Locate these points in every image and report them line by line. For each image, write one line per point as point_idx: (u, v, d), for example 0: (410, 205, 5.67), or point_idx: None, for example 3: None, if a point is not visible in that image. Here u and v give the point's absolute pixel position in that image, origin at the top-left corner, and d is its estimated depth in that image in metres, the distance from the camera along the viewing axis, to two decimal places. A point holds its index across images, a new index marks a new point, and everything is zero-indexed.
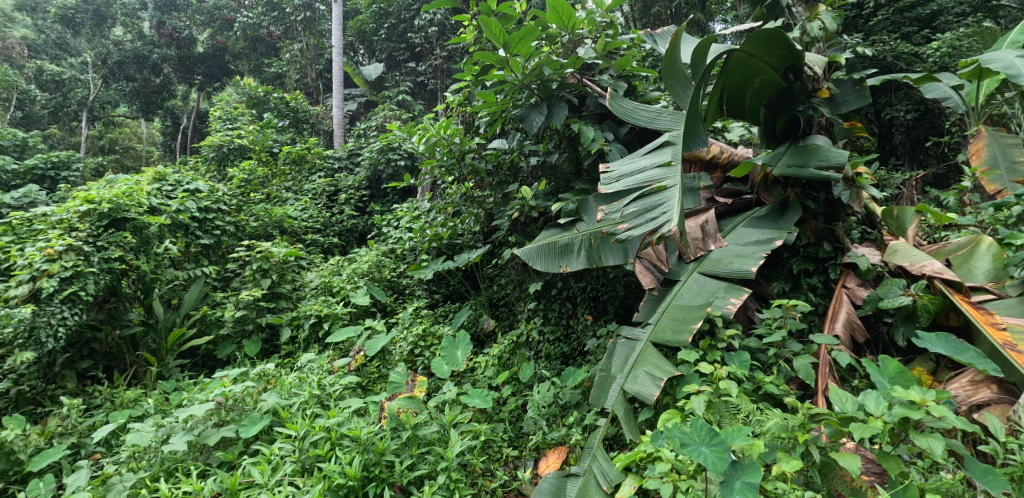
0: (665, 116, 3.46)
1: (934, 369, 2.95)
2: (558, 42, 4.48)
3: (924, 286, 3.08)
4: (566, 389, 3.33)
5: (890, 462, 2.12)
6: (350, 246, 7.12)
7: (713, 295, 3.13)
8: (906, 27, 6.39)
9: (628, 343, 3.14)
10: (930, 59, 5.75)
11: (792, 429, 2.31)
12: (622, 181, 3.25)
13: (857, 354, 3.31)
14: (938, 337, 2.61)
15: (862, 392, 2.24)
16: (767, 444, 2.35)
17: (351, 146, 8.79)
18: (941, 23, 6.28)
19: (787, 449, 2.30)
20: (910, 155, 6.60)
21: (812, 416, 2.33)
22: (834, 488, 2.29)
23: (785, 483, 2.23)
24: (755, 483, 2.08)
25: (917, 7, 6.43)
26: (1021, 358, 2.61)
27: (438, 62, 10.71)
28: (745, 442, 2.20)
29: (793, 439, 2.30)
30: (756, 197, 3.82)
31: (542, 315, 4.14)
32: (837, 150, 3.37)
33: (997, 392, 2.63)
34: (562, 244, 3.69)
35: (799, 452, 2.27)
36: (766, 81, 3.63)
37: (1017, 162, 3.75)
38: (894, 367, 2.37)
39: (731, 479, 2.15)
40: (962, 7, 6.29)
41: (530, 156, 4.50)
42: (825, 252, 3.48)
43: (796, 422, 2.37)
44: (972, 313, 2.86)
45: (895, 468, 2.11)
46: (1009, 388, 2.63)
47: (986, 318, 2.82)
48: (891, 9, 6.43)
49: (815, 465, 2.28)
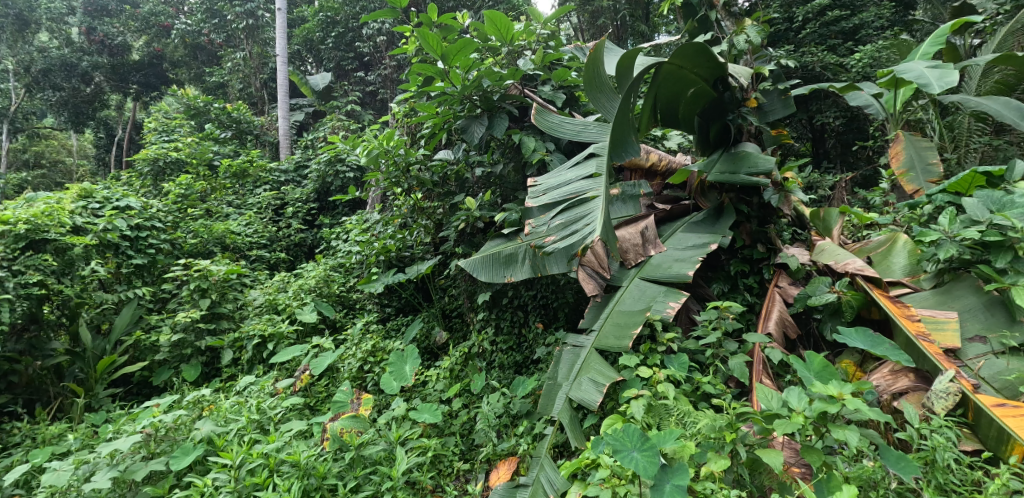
0: (591, 127, 3.56)
1: (860, 361, 3.15)
2: (500, 54, 4.66)
3: (847, 283, 3.33)
4: (517, 398, 3.36)
5: (812, 455, 2.25)
6: (298, 262, 6.87)
7: (653, 300, 3.24)
8: (832, 40, 7.02)
9: (573, 351, 3.21)
10: (854, 69, 6.21)
11: (721, 429, 2.41)
12: (548, 195, 3.37)
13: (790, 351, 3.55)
14: (857, 332, 2.79)
15: (786, 389, 2.37)
16: (701, 444, 2.45)
17: (298, 158, 8.57)
18: (862, 36, 6.92)
19: (717, 448, 2.40)
20: (841, 159, 7.05)
21: (739, 415, 2.47)
22: (765, 484, 2.39)
23: (715, 482, 2.32)
24: (683, 486, 2.18)
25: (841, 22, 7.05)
26: (932, 348, 2.84)
27: (388, 73, 10.62)
28: (677, 445, 2.33)
29: (722, 438, 2.41)
30: (694, 203, 3.99)
31: (495, 325, 4.20)
32: (765, 157, 3.58)
33: (915, 380, 2.83)
34: (506, 254, 3.77)
35: (728, 451, 2.37)
36: (698, 92, 3.84)
37: (930, 163, 4.37)
38: (819, 362, 2.54)
39: (662, 482, 2.25)
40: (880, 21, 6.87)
41: (476, 167, 4.64)
42: (760, 254, 3.70)
43: (725, 422, 2.47)
44: (889, 307, 3.09)
45: (817, 460, 2.24)
46: (925, 377, 2.83)
47: (902, 311, 3.05)
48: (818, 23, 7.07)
49: (744, 462, 2.38)
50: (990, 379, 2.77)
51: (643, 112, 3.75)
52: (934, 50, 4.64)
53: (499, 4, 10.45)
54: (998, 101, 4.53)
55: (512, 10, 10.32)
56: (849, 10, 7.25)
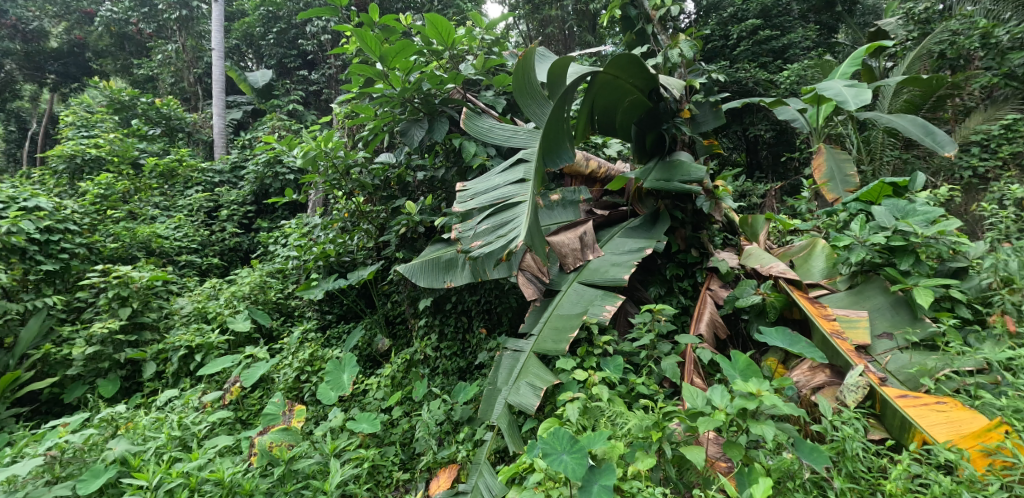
0: (520, 134, 3.77)
1: (784, 359, 3.35)
2: (443, 58, 4.69)
3: (771, 285, 3.52)
4: (458, 404, 3.33)
5: (734, 450, 2.39)
6: (233, 268, 6.52)
7: (590, 303, 3.40)
8: (763, 58, 7.80)
9: (513, 355, 3.31)
10: (783, 85, 6.63)
11: (648, 428, 2.51)
12: (476, 199, 3.51)
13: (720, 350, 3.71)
14: (777, 331, 3.03)
15: (710, 388, 2.49)
16: (630, 444, 2.54)
17: (235, 158, 8.17)
18: (791, 55, 7.75)
19: (644, 447, 2.50)
20: (772, 169, 7.39)
21: (665, 415, 2.57)
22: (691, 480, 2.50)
23: (641, 481, 2.41)
24: (610, 486, 2.30)
25: (772, 41, 7.83)
26: (845, 345, 3.06)
27: (332, 73, 10.30)
28: (605, 446, 2.42)
29: (649, 437, 2.51)
30: (632, 209, 4.17)
31: (439, 331, 4.24)
32: (697, 166, 3.73)
33: (830, 375, 3.04)
34: (446, 260, 3.86)
35: (654, 449, 2.47)
36: (634, 102, 3.96)
37: (848, 175, 4.73)
38: (743, 361, 2.73)
39: (590, 484, 2.35)
40: (806, 43, 7.78)
41: (418, 171, 4.82)
42: (693, 258, 3.90)
43: (652, 421, 2.57)
44: (808, 307, 3.31)
45: (738, 455, 2.39)
46: (839, 372, 3.04)
47: (819, 311, 3.27)
48: (751, 42, 7.80)
49: (670, 460, 2.49)
50: (896, 372, 3.01)
51: (579, 118, 3.87)
52: (852, 71, 5.06)
53: (448, 7, 10.37)
54: (907, 119, 4.93)
55: (461, 15, 10.33)
56: (779, 31, 8.07)
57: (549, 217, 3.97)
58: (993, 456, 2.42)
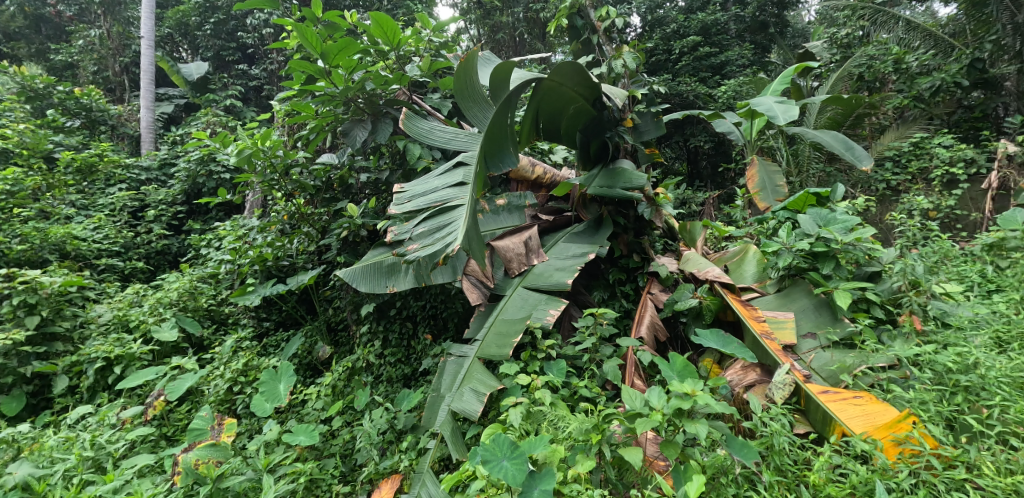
0: (461, 136, 3.87)
1: (719, 359, 3.50)
2: (388, 58, 4.65)
3: (707, 289, 3.61)
4: (401, 413, 3.28)
5: (670, 450, 2.49)
6: (160, 272, 6.14)
7: (534, 308, 3.47)
8: (703, 73, 8.20)
9: (457, 361, 3.31)
10: (721, 99, 6.97)
11: (588, 431, 2.56)
12: (413, 202, 3.59)
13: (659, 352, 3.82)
14: (711, 333, 3.14)
15: (647, 389, 2.56)
16: (571, 448, 2.58)
17: (163, 155, 7.71)
18: (726, 72, 8.11)
19: (585, 450, 2.54)
20: (712, 180, 7.65)
21: (605, 417, 2.64)
22: (630, 481, 2.56)
23: (581, 484, 2.45)
24: (549, 490, 2.33)
25: (711, 58, 8.28)
26: (773, 345, 3.23)
27: (274, 69, 9.93)
28: (546, 450, 2.49)
29: (589, 440, 2.56)
30: (576, 214, 4.23)
31: (383, 337, 4.16)
32: (638, 174, 3.85)
33: (761, 374, 3.19)
34: (388, 264, 3.81)
35: (594, 451, 2.52)
36: (578, 110, 4.04)
37: (778, 185, 4.99)
38: (680, 362, 2.83)
39: (530, 489, 2.38)
40: (740, 63, 8.13)
41: (361, 172, 4.70)
42: (635, 262, 4.04)
43: (592, 424, 2.61)
44: (740, 309, 3.45)
45: (673, 453, 2.49)
46: (768, 370, 3.21)
47: (751, 313, 3.42)
48: (691, 57, 8.21)
49: (611, 462, 2.54)
50: (818, 369, 3.17)
51: (523, 123, 3.92)
52: (782, 88, 5.39)
53: (397, 7, 10.22)
54: (829, 134, 5.30)
55: (410, 15, 10.23)
56: (716, 49, 8.48)
57: (494, 221, 3.98)
58: (904, 445, 2.60)
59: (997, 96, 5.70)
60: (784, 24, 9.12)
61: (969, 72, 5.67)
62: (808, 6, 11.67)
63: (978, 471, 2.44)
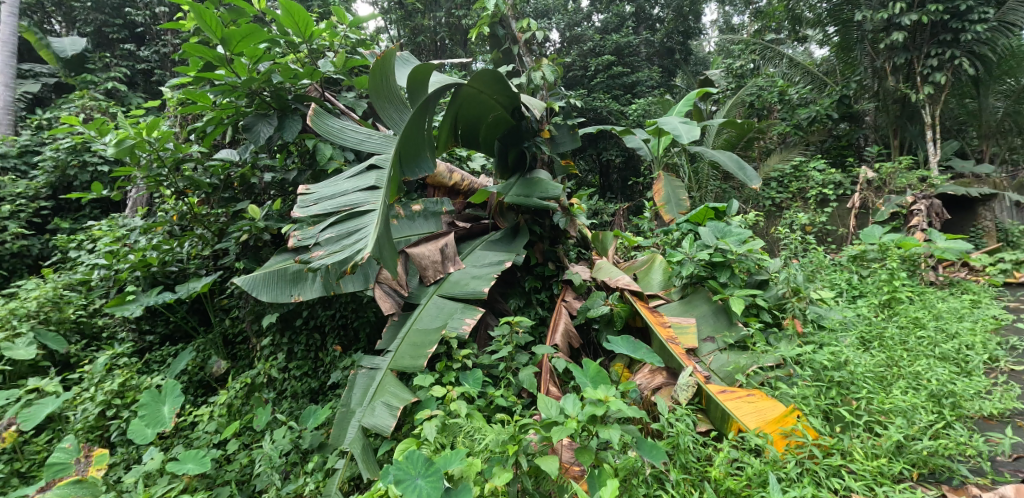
0: (375, 138, 3.76)
1: (629, 364, 3.65)
2: (299, 50, 4.43)
3: (617, 297, 3.81)
4: (307, 432, 3.10)
5: (585, 455, 2.49)
6: (18, 276, 5.33)
7: (450, 317, 3.40)
8: (616, 90, 8.94)
9: (368, 374, 3.19)
10: (631, 116, 7.36)
11: (505, 442, 2.53)
12: (320, 204, 3.50)
13: (572, 358, 3.90)
14: (622, 339, 3.29)
15: (563, 398, 2.57)
16: (487, 460, 2.55)
17: (24, 140, 6.69)
18: (638, 91, 8.98)
19: (502, 462, 2.51)
20: (621, 191, 8.18)
21: (522, 427, 2.62)
22: (545, 490, 2.57)
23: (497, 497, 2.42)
24: None
25: (624, 77, 9.01)
26: (678, 349, 3.37)
27: (166, 52, 9.03)
28: (462, 465, 2.43)
29: (506, 451, 2.53)
30: (493, 222, 4.23)
31: (287, 350, 3.89)
32: (554, 184, 3.91)
33: (667, 377, 3.34)
34: (292, 272, 3.61)
35: (511, 463, 2.48)
36: (497, 118, 4.08)
37: (682, 199, 5.32)
38: (593, 368, 2.92)
39: None
40: (651, 82, 9.08)
41: (265, 171, 4.38)
42: (550, 271, 4.13)
43: (509, 435, 2.59)
44: (648, 316, 3.60)
45: (589, 459, 2.48)
46: (673, 372, 3.35)
47: (657, 319, 3.58)
48: (606, 75, 8.89)
49: (527, 471, 2.53)
50: (717, 370, 3.40)
51: (442, 128, 3.89)
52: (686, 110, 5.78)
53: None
54: (725, 154, 5.76)
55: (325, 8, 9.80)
56: (628, 68, 9.26)
57: (410, 227, 3.79)
58: (790, 437, 2.84)
59: (859, 127, 6.64)
60: (687, 52, 10.28)
61: (837, 106, 6.56)
62: (709, 36, 12.68)
63: (850, 457, 2.72)
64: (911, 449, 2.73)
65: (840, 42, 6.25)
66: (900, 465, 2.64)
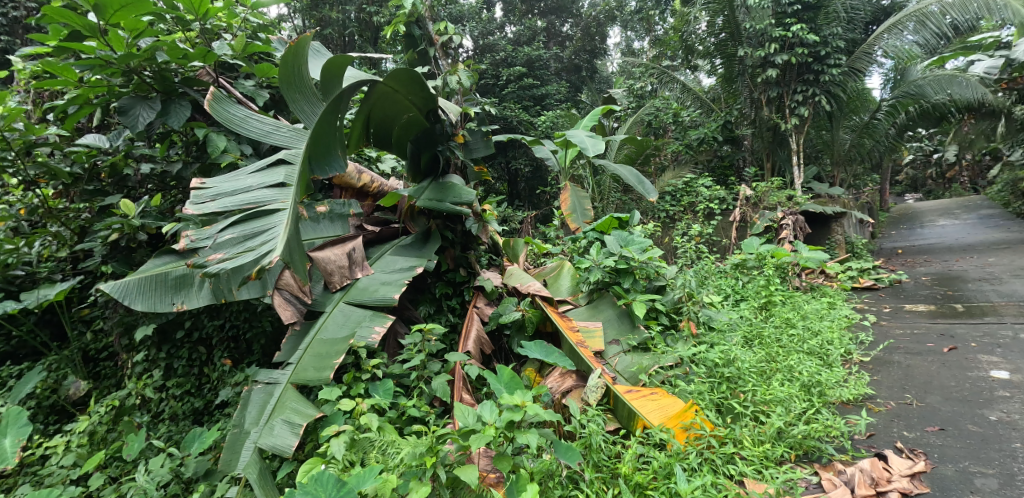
0: (283, 130, 3.42)
1: (540, 368, 3.75)
2: (191, 29, 3.97)
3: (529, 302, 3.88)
4: (190, 458, 2.77)
5: (503, 462, 2.49)
6: None
7: (358, 325, 3.19)
8: (527, 101, 9.62)
9: (265, 389, 2.90)
10: (540, 127, 7.63)
11: (421, 455, 2.44)
12: (219, 201, 3.11)
13: (485, 364, 3.91)
14: (535, 344, 3.41)
15: (480, 405, 2.56)
16: (402, 474, 2.44)
17: None
18: (547, 104, 9.66)
19: (418, 475, 2.42)
20: (529, 199, 8.42)
21: (439, 438, 2.55)
22: None
23: None
24: None
25: (534, 90, 9.64)
26: (587, 352, 3.49)
27: (16, 16, 7.72)
28: (376, 482, 2.33)
29: (423, 464, 2.44)
30: (403, 226, 4.10)
31: (165, 366, 3.43)
32: (467, 190, 3.87)
33: (577, 380, 3.45)
34: (175, 277, 3.16)
35: (428, 476, 2.39)
36: (412, 119, 3.95)
37: (587, 209, 5.55)
38: (508, 374, 2.93)
39: None
40: (559, 96, 9.79)
41: (143, 162, 3.79)
42: (461, 277, 4.09)
43: (425, 446, 2.50)
44: (559, 321, 3.74)
45: (507, 466, 2.48)
46: (583, 375, 3.48)
47: (568, 324, 3.73)
48: (516, 86, 9.45)
49: (445, 483, 2.46)
50: (622, 371, 3.61)
51: (352, 125, 3.72)
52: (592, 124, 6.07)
53: None
54: (626, 168, 6.13)
55: None
56: (539, 81, 10.01)
57: (313, 230, 3.63)
58: (690, 430, 3.01)
59: (739, 150, 7.47)
60: (592, 71, 11.51)
61: (722, 130, 7.37)
62: (612, 58, 13.62)
63: (741, 444, 2.95)
64: (789, 434, 3.02)
65: (724, 73, 7.02)
66: (781, 449, 2.89)
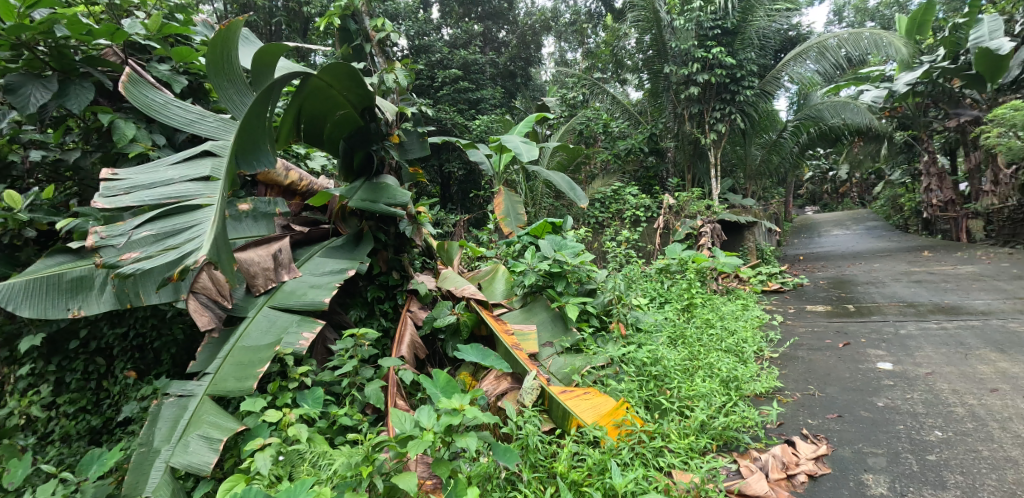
0: (208, 119, 3.11)
1: (474, 372, 3.72)
2: (97, 4, 3.59)
3: (463, 306, 3.84)
4: (87, 483, 2.46)
5: (441, 468, 2.39)
6: None
7: (284, 330, 2.98)
8: (463, 103, 9.70)
9: (178, 403, 2.63)
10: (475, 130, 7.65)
11: (357, 465, 2.32)
12: (134, 194, 2.79)
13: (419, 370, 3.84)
14: (472, 347, 3.42)
15: (417, 410, 2.49)
16: (336, 486, 2.31)
17: None
18: (482, 107, 9.76)
19: (354, 486, 2.31)
20: (461, 202, 8.43)
21: (375, 446, 2.44)
22: None
23: None
24: None
25: (469, 93, 9.72)
26: (522, 355, 3.47)
27: None
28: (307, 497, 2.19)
29: (358, 475, 2.33)
30: (334, 227, 3.90)
31: (55, 380, 3.01)
32: (402, 191, 3.77)
33: (512, 382, 3.42)
34: (72, 279, 2.77)
35: (364, 486, 2.28)
36: (345, 117, 3.78)
37: (520, 214, 5.70)
38: (443, 378, 2.88)
39: None
40: (494, 101, 9.94)
41: (33, 148, 3.32)
42: (394, 280, 3.97)
43: (361, 455, 2.38)
44: (493, 324, 3.70)
45: (445, 472, 2.39)
46: (517, 378, 3.45)
47: (502, 327, 3.69)
48: (451, 88, 9.43)
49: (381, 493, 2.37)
50: (555, 372, 3.63)
51: (281, 120, 3.50)
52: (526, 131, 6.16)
53: None
54: (558, 175, 6.28)
55: None
56: (474, 84, 10.17)
57: (235, 229, 3.35)
58: (622, 427, 3.07)
59: (662, 161, 8.14)
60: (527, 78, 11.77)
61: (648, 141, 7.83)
62: (547, 67, 14.08)
63: (668, 438, 3.08)
64: (710, 426, 3.19)
65: (651, 87, 7.47)
66: (704, 440, 3.05)
